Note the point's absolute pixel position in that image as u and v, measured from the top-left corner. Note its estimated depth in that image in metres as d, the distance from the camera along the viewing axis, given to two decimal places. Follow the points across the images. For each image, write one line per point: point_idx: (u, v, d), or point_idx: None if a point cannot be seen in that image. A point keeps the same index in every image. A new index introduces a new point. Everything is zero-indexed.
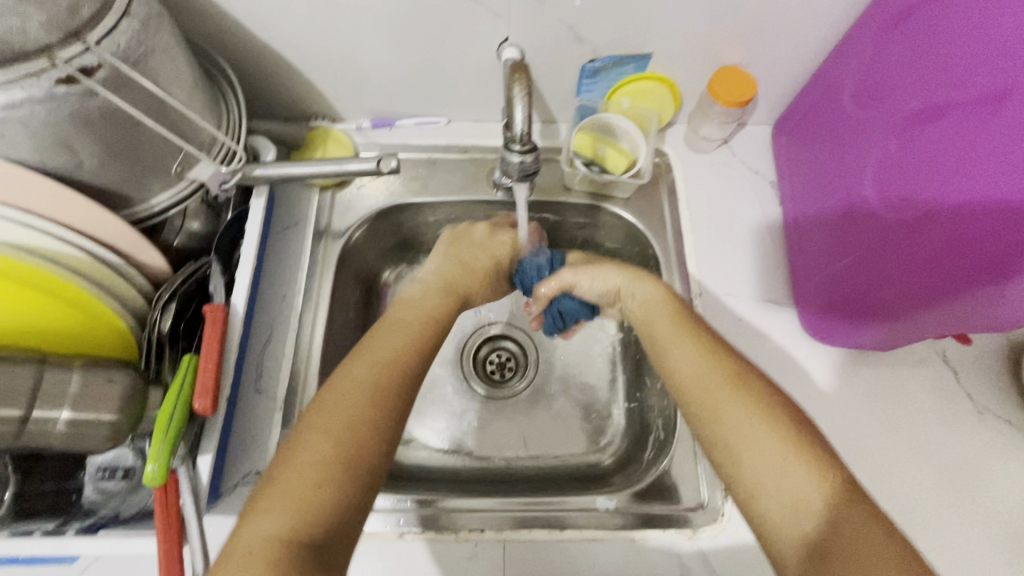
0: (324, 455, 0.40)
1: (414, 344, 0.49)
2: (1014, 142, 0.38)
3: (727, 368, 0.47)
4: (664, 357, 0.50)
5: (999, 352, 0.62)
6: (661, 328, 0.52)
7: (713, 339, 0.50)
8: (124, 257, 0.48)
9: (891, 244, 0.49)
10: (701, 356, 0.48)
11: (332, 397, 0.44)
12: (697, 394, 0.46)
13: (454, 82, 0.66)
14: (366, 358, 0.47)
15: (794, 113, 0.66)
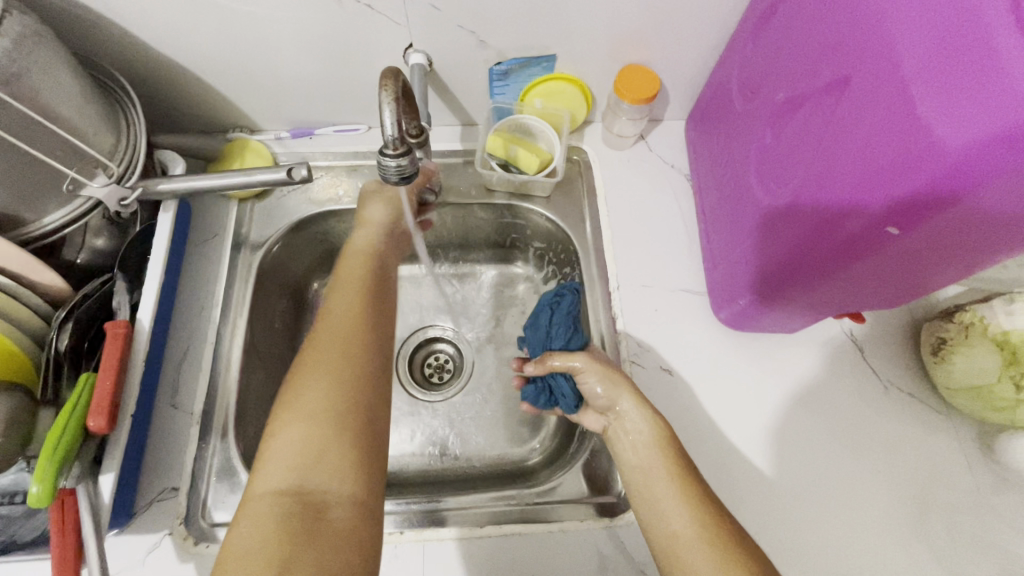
0: (321, 405, 0.46)
1: (368, 308, 0.53)
2: (856, 129, 0.40)
3: (725, 537, 0.45)
4: (653, 508, 0.48)
5: (901, 327, 0.64)
6: (654, 479, 0.49)
7: (710, 499, 0.47)
8: (16, 278, 0.48)
9: (773, 228, 0.51)
10: (694, 516, 0.46)
11: (310, 358, 0.49)
12: (681, 556, 0.45)
13: (368, 90, 0.67)
14: (323, 340, 0.50)
15: (700, 108, 0.69)
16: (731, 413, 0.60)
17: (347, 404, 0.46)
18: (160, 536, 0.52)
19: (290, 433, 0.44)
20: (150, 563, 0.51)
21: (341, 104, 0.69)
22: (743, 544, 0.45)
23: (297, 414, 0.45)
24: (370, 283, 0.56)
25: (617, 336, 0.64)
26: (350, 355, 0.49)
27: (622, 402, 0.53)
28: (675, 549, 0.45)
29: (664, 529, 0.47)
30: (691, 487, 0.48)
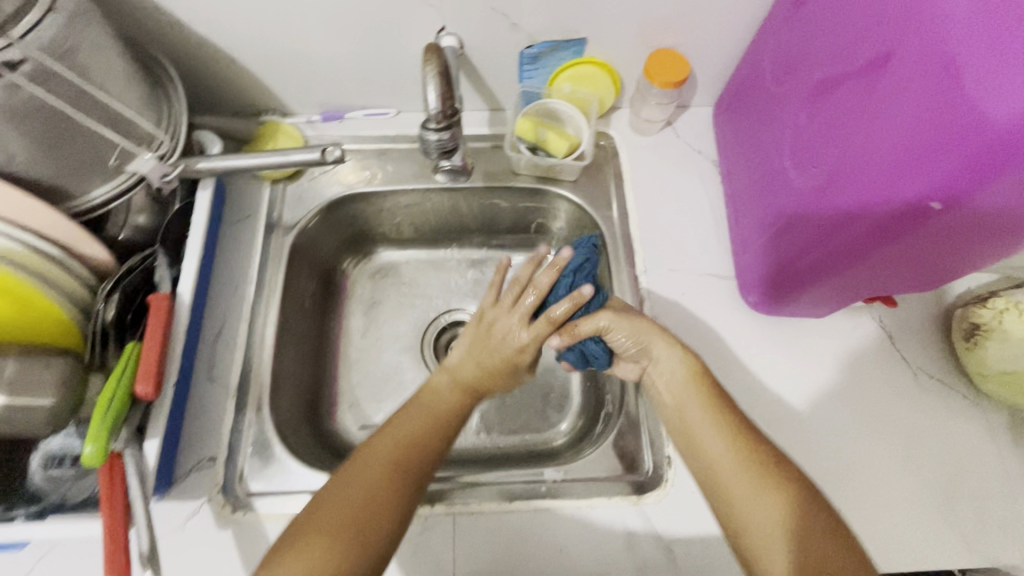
0: (341, 524, 0.44)
1: (419, 442, 0.50)
2: (897, 107, 0.40)
3: (764, 460, 0.46)
4: (699, 440, 0.49)
5: (931, 314, 0.64)
6: (692, 411, 0.50)
7: (745, 425, 0.49)
8: (65, 249, 0.49)
9: (806, 209, 0.51)
10: (730, 445, 0.48)
11: (338, 488, 0.46)
12: (721, 479, 0.47)
13: (399, 73, 0.68)
14: (353, 476, 0.47)
15: (729, 92, 0.68)
16: (758, 397, 0.60)
17: (363, 523, 0.45)
18: (199, 504, 0.54)
19: (312, 542, 0.43)
20: (191, 528, 0.53)
21: (372, 87, 0.70)
22: (783, 466, 0.46)
23: (316, 528, 0.44)
24: (442, 431, 0.52)
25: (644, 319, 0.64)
26: (393, 485, 0.47)
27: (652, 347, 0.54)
28: (717, 472, 0.47)
29: (702, 457, 0.49)
30: (730, 415, 0.49)
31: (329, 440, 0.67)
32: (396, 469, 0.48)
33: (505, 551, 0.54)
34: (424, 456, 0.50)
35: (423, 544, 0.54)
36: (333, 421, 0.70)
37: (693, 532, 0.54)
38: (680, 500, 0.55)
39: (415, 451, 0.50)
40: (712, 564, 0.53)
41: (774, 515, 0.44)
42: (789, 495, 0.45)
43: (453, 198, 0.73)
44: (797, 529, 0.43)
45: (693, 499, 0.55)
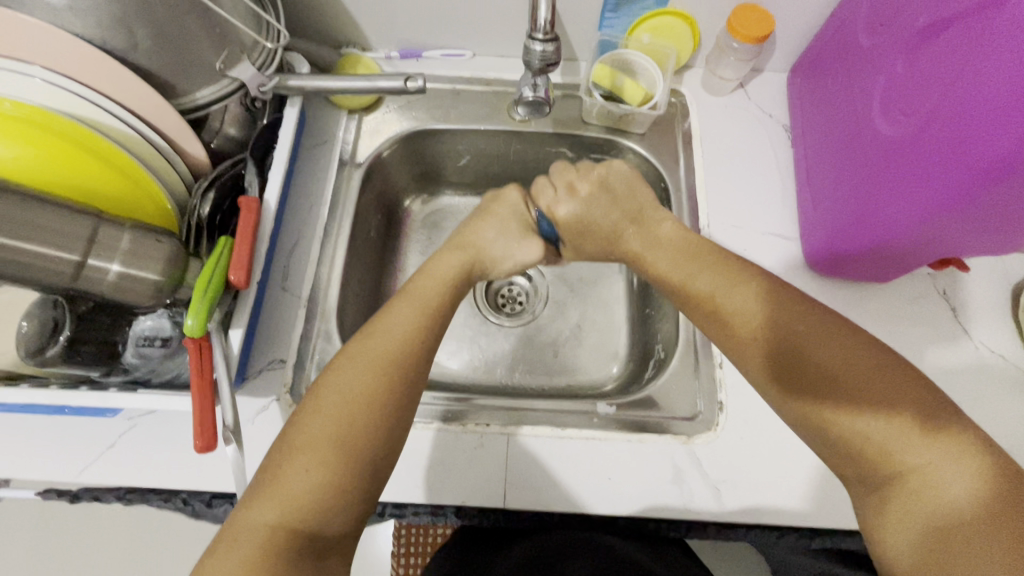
0: (322, 442, 0.40)
1: (397, 355, 0.45)
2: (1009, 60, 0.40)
3: (822, 358, 0.43)
4: (729, 319, 0.49)
5: (998, 289, 0.63)
6: (711, 284, 0.51)
7: (783, 294, 0.48)
8: (169, 142, 0.52)
9: (895, 160, 0.51)
10: (774, 321, 0.46)
11: (315, 404, 0.42)
12: (808, 381, 0.43)
13: (482, 12, 0.69)
14: (326, 394, 0.43)
15: (809, 53, 0.68)
16: None
17: (352, 436, 0.41)
18: (269, 401, 0.56)
19: (296, 466, 0.39)
20: (259, 422, 0.56)
21: (453, 26, 0.71)
22: (853, 351, 0.43)
23: (296, 447, 0.40)
24: (426, 330, 0.48)
25: None
26: (374, 386, 0.43)
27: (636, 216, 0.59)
28: (797, 374, 0.44)
29: (765, 368, 0.46)
30: (779, 311, 0.47)
31: None
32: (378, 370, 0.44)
33: (537, 472, 0.55)
34: (402, 355, 0.46)
35: (474, 460, 0.56)
36: None
37: (740, 474, 0.55)
38: (729, 443, 0.56)
39: (394, 353, 0.45)
40: (756, 506, 0.54)
41: (856, 410, 0.41)
42: (865, 378, 0.41)
43: (521, 143, 0.75)
44: (891, 419, 0.40)
45: (741, 444, 0.56)
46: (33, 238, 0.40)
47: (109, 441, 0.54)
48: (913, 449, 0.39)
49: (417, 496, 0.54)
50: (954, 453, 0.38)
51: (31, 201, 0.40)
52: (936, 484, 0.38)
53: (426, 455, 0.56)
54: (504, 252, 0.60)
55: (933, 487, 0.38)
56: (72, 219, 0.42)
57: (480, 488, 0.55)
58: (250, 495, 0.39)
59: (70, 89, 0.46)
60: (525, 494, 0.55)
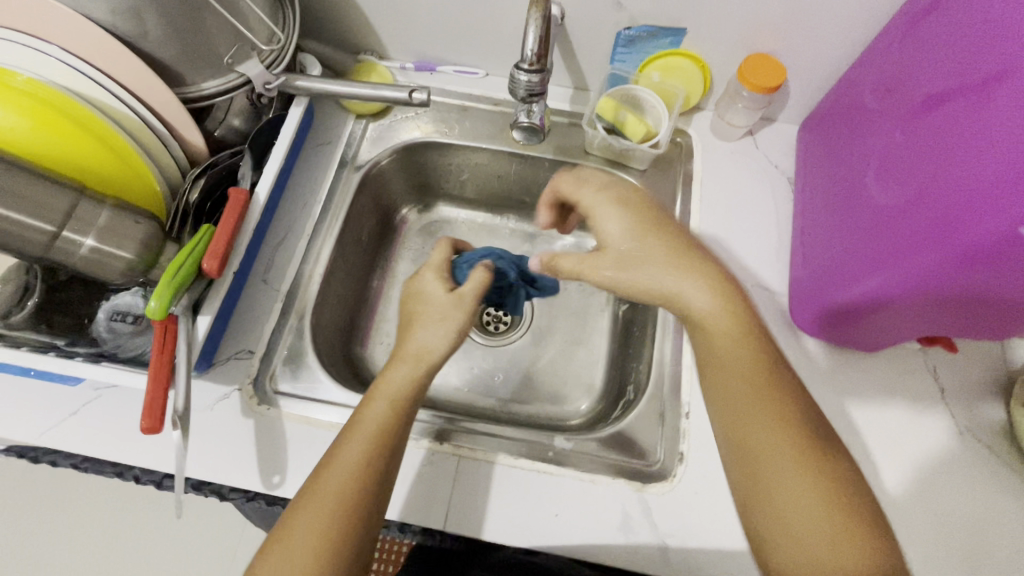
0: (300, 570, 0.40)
1: (359, 479, 0.44)
2: (983, 152, 0.39)
3: (783, 466, 0.41)
4: (720, 392, 0.46)
5: (992, 372, 0.60)
6: (722, 346, 0.45)
7: (780, 382, 0.44)
8: (170, 129, 0.53)
9: (882, 228, 0.50)
10: (767, 407, 0.43)
11: (290, 527, 0.42)
12: (756, 466, 0.42)
13: (497, 34, 0.70)
14: (301, 516, 0.42)
15: (820, 109, 0.67)
16: None
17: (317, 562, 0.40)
18: (231, 389, 0.57)
19: None
20: (218, 409, 0.56)
21: (469, 45, 0.72)
22: (808, 459, 0.41)
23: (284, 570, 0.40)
24: (372, 457, 0.45)
25: None
26: (339, 513, 0.42)
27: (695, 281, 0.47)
28: (749, 463, 0.43)
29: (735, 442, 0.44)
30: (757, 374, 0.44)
31: (358, 368, 0.70)
32: (340, 507, 0.42)
33: (480, 499, 0.54)
34: (358, 480, 0.44)
35: (422, 476, 0.55)
36: (364, 351, 0.73)
37: (690, 530, 0.53)
38: (685, 497, 0.54)
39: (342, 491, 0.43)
40: (704, 566, 0.52)
41: (798, 527, 0.39)
42: (811, 494, 0.40)
43: (521, 165, 0.75)
44: (831, 524, 0.39)
45: (695, 499, 0.54)
46: (14, 205, 0.41)
47: (74, 407, 0.55)
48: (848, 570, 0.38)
49: None
50: None
51: (19, 168, 0.42)
52: None
53: None
54: (417, 299, 0.57)
55: None
56: (55, 190, 0.43)
57: (424, 508, 0.54)
58: None
59: (78, 68, 0.47)
60: (467, 521, 0.53)
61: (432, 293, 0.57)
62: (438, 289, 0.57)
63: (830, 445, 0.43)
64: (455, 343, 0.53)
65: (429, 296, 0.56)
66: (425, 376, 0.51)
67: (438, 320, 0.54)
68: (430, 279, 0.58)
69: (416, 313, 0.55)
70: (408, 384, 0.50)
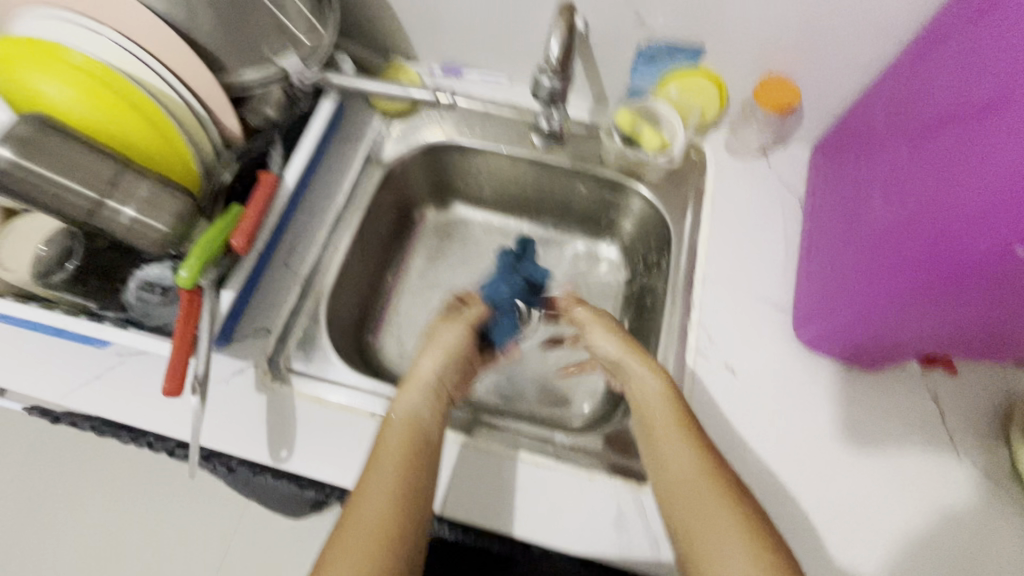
0: None
1: (395, 514, 0.43)
2: (990, 165, 0.40)
3: (699, 505, 0.44)
4: (655, 452, 0.50)
5: (991, 396, 0.61)
6: (655, 419, 0.51)
7: (702, 437, 0.49)
8: (211, 113, 0.56)
9: (884, 243, 0.51)
10: (689, 455, 0.47)
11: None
12: (695, 537, 0.43)
13: (523, 43, 0.73)
14: (337, 561, 0.39)
15: (832, 132, 0.68)
16: (781, 429, 0.59)
17: None
18: (246, 364, 0.59)
19: None
20: (233, 382, 0.59)
21: (495, 52, 0.75)
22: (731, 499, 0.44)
23: None
24: (404, 481, 0.45)
25: (688, 325, 0.65)
26: (378, 552, 0.40)
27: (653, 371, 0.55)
28: (687, 535, 0.44)
29: (664, 494, 0.47)
30: (705, 459, 0.47)
31: (368, 356, 0.72)
32: (379, 542, 0.41)
33: (478, 487, 0.56)
34: (394, 511, 0.43)
35: None
36: (376, 340, 0.75)
37: None
38: None
39: (376, 522, 0.42)
40: None
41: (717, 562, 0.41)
42: (733, 531, 0.41)
43: (538, 171, 0.77)
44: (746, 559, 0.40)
45: None
46: (64, 170, 0.44)
47: (98, 371, 0.58)
48: None
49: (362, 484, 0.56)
50: None
51: (69, 137, 0.44)
52: None
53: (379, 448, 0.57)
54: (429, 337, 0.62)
55: None
56: (101, 160, 0.46)
57: None
58: None
59: (129, 49, 0.51)
60: (465, 507, 0.55)
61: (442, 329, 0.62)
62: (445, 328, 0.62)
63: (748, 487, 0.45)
64: (452, 368, 0.58)
65: (436, 333, 0.62)
66: (435, 399, 0.54)
67: (442, 347, 0.59)
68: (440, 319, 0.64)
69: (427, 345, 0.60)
70: (420, 409, 0.52)
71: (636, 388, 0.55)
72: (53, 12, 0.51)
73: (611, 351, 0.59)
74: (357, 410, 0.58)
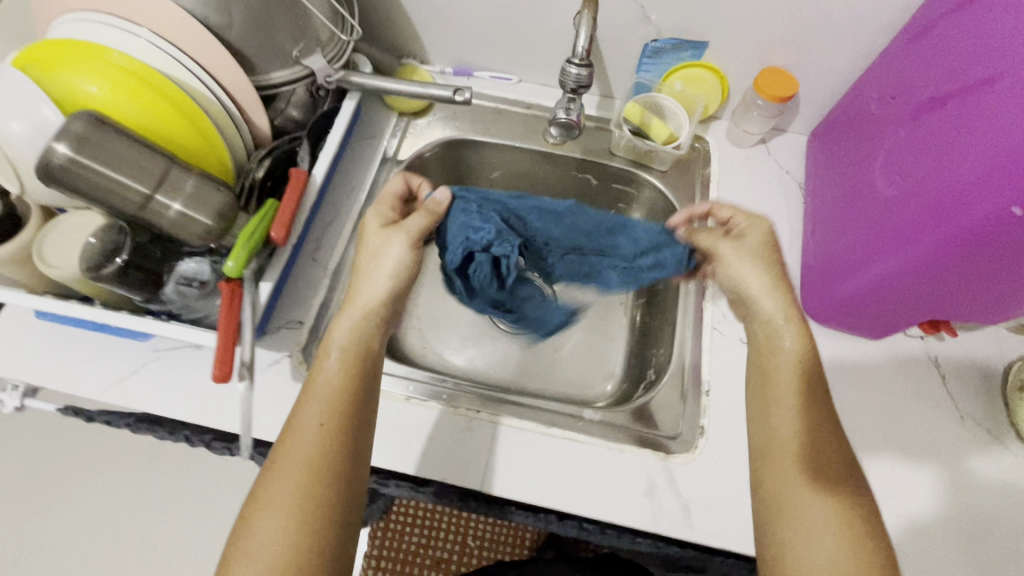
0: (285, 539, 0.39)
1: (335, 436, 0.44)
2: (975, 144, 0.45)
3: (802, 476, 0.47)
4: (767, 411, 0.52)
5: (987, 359, 0.65)
6: (779, 375, 0.53)
7: (827, 410, 0.51)
8: (242, 112, 0.58)
9: (888, 214, 0.55)
10: (805, 429, 0.49)
11: (265, 493, 0.41)
12: (781, 498, 0.47)
13: (533, 43, 0.76)
14: (276, 479, 0.42)
15: (828, 120, 0.73)
16: None
17: (301, 535, 0.40)
18: (282, 355, 0.61)
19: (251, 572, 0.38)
20: (270, 373, 0.60)
21: (505, 52, 0.78)
22: (838, 482, 0.46)
23: (258, 543, 0.39)
24: (339, 404, 0.46)
25: (703, 304, 0.68)
26: (315, 475, 0.42)
27: (791, 324, 0.54)
28: (775, 495, 0.47)
29: (763, 451, 0.50)
30: (818, 438, 0.49)
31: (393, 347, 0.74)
32: (318, 462, 0.42)
33: (515, 464, 0.58)
34: (335, 432, 0.44)
35: (462, 441, 0.59)
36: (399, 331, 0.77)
37: (711, 498, 0.57)
38: (706, 468, 0.58)
39: (317, 446, 0.43)
40: (725, 531, 0.55)
41: (798, 521, 0.45)
42: (831, 502, 0.45)
43: (550, 164, 0.80)
44: (832, 530, 0.44)
45: (715, 469, 0.58)
46: (114, 165, 0.45)
47: (134, 366, 0.59)
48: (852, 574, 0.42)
49: (402, 465, 0.57)
50: None
51: (121, 133, 0.46)
52: None
53: (417, 431, 0.59)
54: (372, 251, 0.55)
55: None
56: (150, 156, 0.47)
57: (464, 469, 0.57)
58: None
59: (164, 49, 0.52)
60: (502, 481, 0.57)
61: (371, 237, 0.56)
62: (387, 241, 0.55)
63: (855, 467, 0.48)
64: (400, 293, 0.55)
65: (377, 247, 0.55)
66: (372, 322, 0.52)
67: (393, 271, 0.54)
68: (375, 219, 0.57)
69: (364, 259, 0.55)
70: (357, 332, 0.51)
71: (768, 336, 0.55)
72: (85, 19, 0.52)
73: (749, 282, 0.57)
74: (393, 394, 0.61)
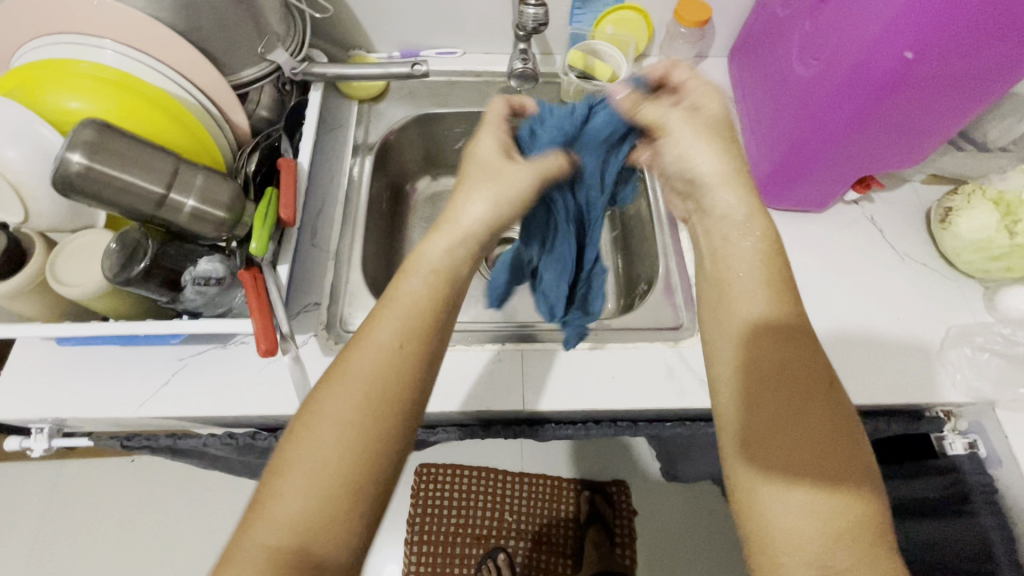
0: (329, 460, 0.38)
1: (398, 361, 0.42)
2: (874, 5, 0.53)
3: (767, 404, 0.42)
4: (721, 339, 0.47)
5: (914, 211, 0.76)
6: (736, 284, 0.47)
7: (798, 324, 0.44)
8: (221, 112, 0.61)
9: (809, 91, 0.64)
10: (768, 350, 0.44)
11: (310, 414, 0.40)
12: (748, 427, 0.42)
13: (471, 14, 0.81)
14: (339, 395, 0.40)
15: (742, 37, 0.82)
16: None
17: (335, 459, 0.38)
18: (309, 336, 0.64)
19: (286, 494, 0.37)
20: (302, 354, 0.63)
21: (446, 28, 0.83)
22: (815, 407, 0.41)
23: (302, 462, 0.38)
24: (412, 331, 0.43)
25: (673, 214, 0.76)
26: (366, 403, 0.40)
27: (755, 225, 0.48)
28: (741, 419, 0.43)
29: (727, 380, 0.45)
30: (789, 362, 0.43)
31: None
32: (375, 387, 0.40)
33: (547, 380, 0.64)
34: (396, 356, 0.42)
35: (495, 372, 0.64)
36: None
37: None
38: None
39: (378, 370, 0.41)
40: None
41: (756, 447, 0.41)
42: (792, 427, 0.41)
43: None
44: (796, 457, 0.40)
45: None
46: (125, 168, 0.48)
47: (165, 377, 0.60)
48: (811, 499, 0.38)
49: (446, 406, 0.62)
50: (869, 517, 0.38)
51: (127, 138, 0.48)
52: (808, 530, 0.38)
53: (452, 373, 0.64)
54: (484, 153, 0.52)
55: (793, 533, 0.38)
56: (155, 156, 0.50)
57: (502, 396, 0.63)
58: (275, 490, 0.38)
59: (138, 58, 0.54)
60: (540, 397, 0.63)
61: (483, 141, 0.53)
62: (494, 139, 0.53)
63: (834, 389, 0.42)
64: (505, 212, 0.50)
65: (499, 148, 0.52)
66: (467, 248, 0.48)
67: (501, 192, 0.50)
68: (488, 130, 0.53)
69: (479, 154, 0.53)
70: (442, 256, 0.47)
71: (718, 241, 0.49)
72: (50, 42, 0.53)
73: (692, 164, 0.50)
74: None
